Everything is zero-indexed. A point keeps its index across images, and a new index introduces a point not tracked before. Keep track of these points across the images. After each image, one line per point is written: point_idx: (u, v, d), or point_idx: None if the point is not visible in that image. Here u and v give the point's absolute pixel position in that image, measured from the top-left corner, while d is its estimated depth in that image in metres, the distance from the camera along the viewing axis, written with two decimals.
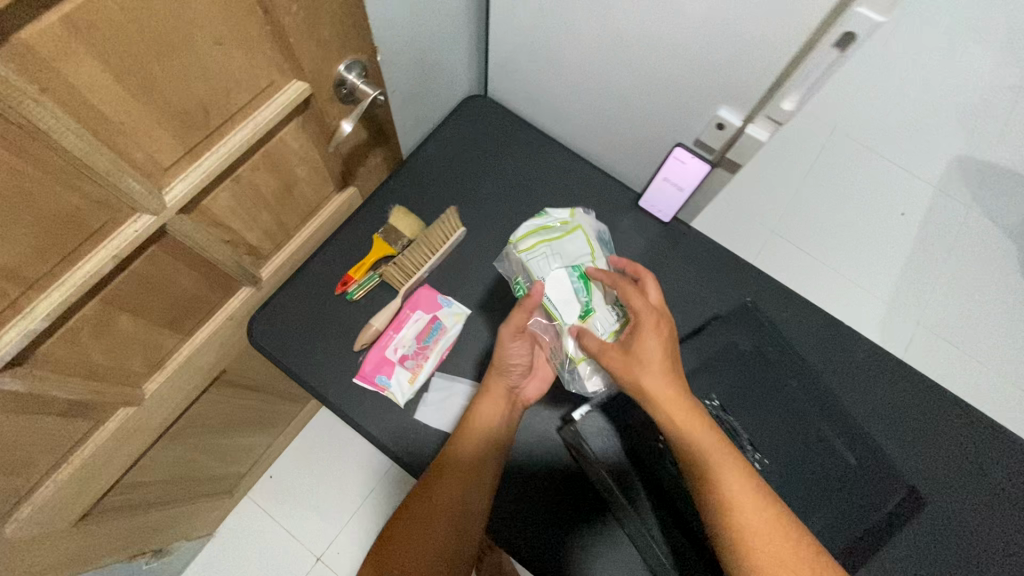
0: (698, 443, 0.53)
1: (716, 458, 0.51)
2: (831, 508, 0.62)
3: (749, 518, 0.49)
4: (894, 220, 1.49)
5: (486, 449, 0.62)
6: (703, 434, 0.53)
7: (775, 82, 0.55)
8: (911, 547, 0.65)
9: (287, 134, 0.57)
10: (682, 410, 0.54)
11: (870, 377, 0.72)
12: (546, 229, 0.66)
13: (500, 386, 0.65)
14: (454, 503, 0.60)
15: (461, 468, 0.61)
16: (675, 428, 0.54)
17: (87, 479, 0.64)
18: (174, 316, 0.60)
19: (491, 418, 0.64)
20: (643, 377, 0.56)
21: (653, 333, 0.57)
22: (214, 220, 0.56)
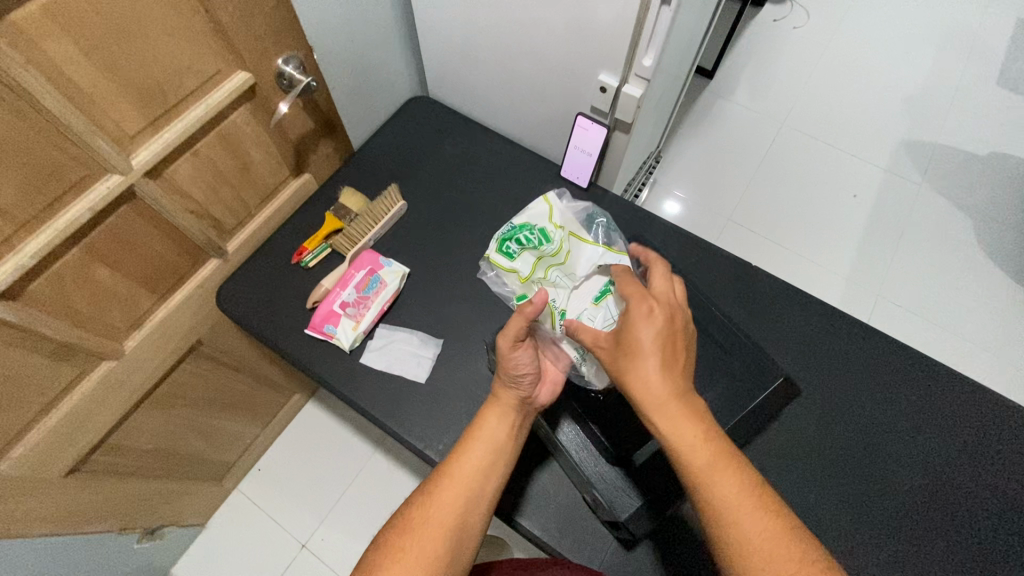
0: (693, 451, 0.52)
1: (711, 468, 0.51)
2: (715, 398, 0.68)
3: (741, 527, 0.49)
4: (847, 202, 1.56)
5: (490, 464, 0.58)
6: (696, 442, 0.52)
7: (633, 42, 0.66)
8: (834, 474, 0.67)
9: (238, 117, 0.69)
10: (674, 412, 0.53)
11: (766, 294, 0.79)
12: (546, 254, 0.74)
13: (510, 399, 0.62)
14: (455, 517, 0.54)
15: (466, 481, 0.56)
16: (668, 433, 0.53)
17: (75, 429, 0.73)
18: (147, 275, 0.71)
19: (498, 430, 0.60)
20: (638, 377, 0.55)
21: (650, 326, 0.56)
22: (178, 189, 0.68)
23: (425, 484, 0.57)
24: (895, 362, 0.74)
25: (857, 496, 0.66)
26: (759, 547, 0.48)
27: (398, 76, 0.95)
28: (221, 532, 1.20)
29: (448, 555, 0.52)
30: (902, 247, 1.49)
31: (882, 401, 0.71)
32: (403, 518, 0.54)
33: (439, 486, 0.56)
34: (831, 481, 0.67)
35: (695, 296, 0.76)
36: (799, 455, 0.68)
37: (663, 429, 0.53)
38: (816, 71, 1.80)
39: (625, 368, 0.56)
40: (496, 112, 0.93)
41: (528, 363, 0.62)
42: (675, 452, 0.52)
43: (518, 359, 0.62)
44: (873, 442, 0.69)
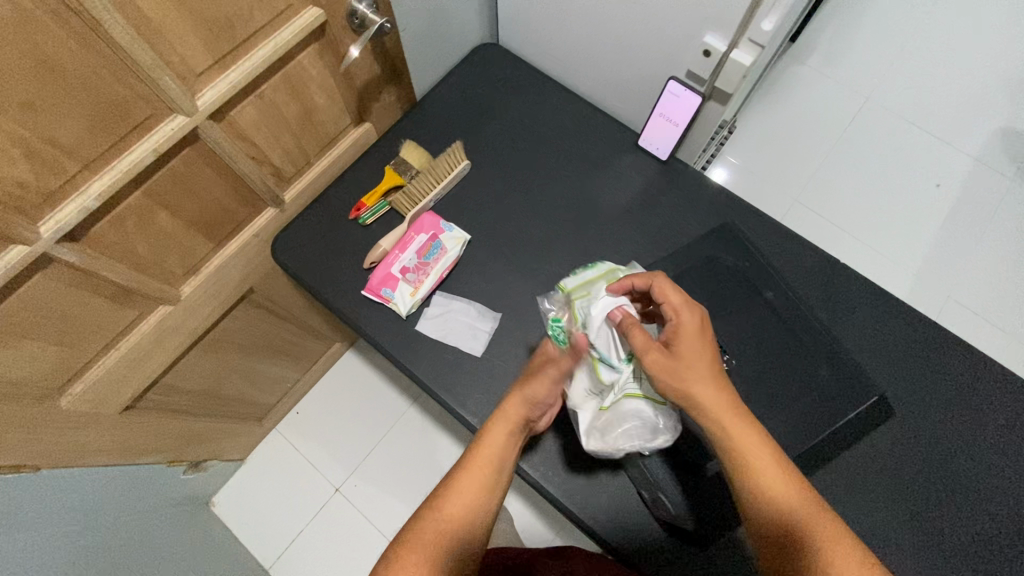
0: (755, 460, 0.49)
1: (776, 483, 0.48)
2: (793, 402, 0.63)
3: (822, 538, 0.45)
4: (929, 192, 1.44)
5: (499, 477, 0.56)
6: (765, 454, 0.50)
7: (754, 3, 0.57)
8: (898, 488, 0.63)
9: (305, 58, 0.64)
10: (735, 429, 0.51)
11: (860, 300, 0.72)
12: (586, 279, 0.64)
13: (520, 409, 0.60)
14: (466, 530, 0.52)
15: (476, 495, 0.54)
16: (731, 442, 0.51)
17: (131, 369, 0.73)
18: (206, 223, 0.68)
19: (508, 442, 0.58)
20: (692, 385, 0.52)
21: (687, 326, 0.55)
22: (241, 134, 0.63)
23: (431, 498, 0.54)
24: (991, 391, 0.67)
25: (936, 523, 0.62)
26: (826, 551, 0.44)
27: (470, 19, 0.86)
28: (259, 467, 1.24)
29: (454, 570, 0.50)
30: (981, 248, 1.38)
31: (965, 425, 0.66)
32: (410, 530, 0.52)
33: (452, 498, 0.53)
34: (909, 506, 0.63)
35: (785, 295, 0.69)
36: (873, 476, 0.64)
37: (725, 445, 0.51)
38: (915, 41, 1.62)
39: (672, 374, 0.52)
40: (574, 68, 0.85)
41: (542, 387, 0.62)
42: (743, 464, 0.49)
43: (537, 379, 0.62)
44: (959, 469, 0.64)
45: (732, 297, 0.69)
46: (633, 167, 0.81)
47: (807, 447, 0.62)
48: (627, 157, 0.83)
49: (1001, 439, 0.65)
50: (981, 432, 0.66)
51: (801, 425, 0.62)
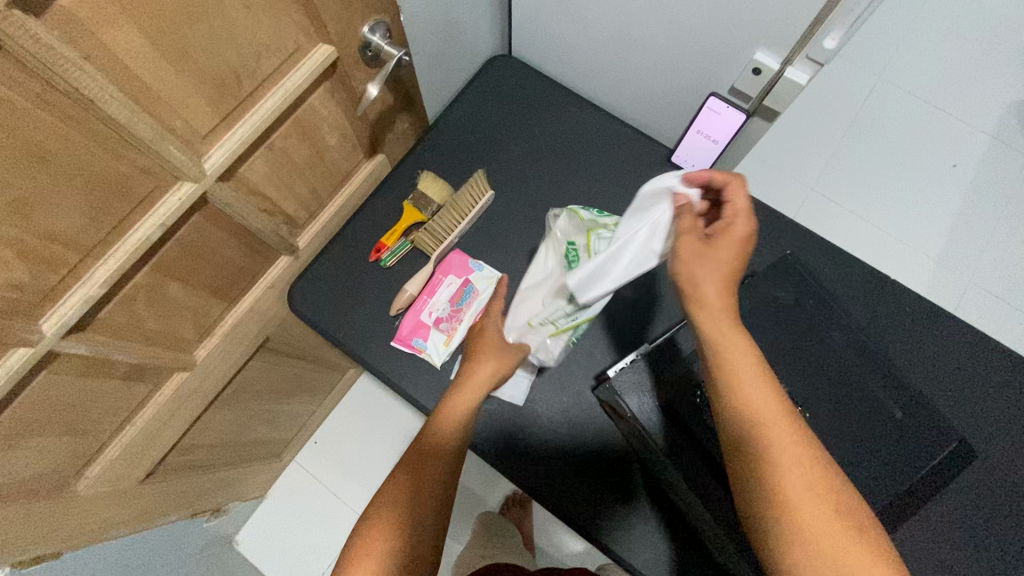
0: (749, 384, 0.46)
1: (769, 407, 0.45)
2: (883, 457, 0.55)
3: (793, 480, 0.43)
4: (946, 173, 1.40)
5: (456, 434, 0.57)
6: (761, 395, 0.45)
7: (815, 20, 0.52)
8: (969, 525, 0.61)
9: (316, 100, 0.58)
10: (734, 348, 0.46)
11: (913, 319, 0.69)
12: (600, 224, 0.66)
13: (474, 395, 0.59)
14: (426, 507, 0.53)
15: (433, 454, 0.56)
16: (727, 371, 0.46)
17: (149, 440, 0.68)
18: (219, 284, 0.62)
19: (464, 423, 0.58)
20: (701, 276, 0.48)
21: (738, 231, 0.49)
22: (251, 189, 0.57)
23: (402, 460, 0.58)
24: None
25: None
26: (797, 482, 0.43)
27: (482, 32, 0.79)
28: (280, 501, 1.20)
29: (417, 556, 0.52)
30: (1000, 229, 1.36)
31: None
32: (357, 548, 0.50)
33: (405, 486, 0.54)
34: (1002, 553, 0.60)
35: (852, 333, 0.60)
36: (957, 520, 0.61)
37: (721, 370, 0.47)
38: (926, 12, 1.55)
39: (697, 258, 0.48)
40: (597, 81, 0.79)
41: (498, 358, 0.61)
42: (733, 394, 0.46)
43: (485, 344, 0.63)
44: None
45: (794, 337, 0.60)
46: None
47: (893, 505, 0.55)
48: (660, 175, 0.78)
49: None
50: None
51: (895, 484, 0.54)
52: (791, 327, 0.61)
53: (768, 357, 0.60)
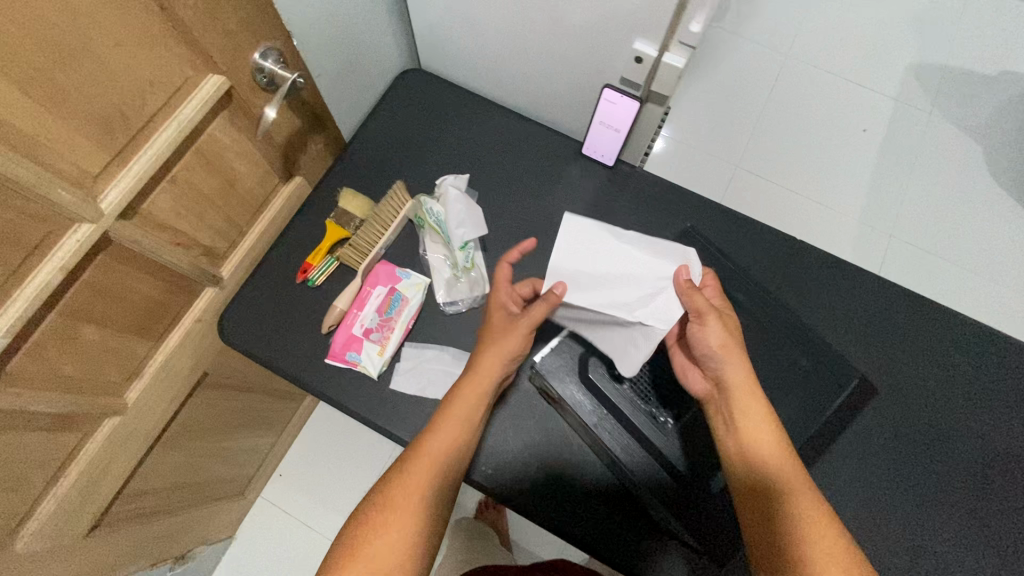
0: (760, 444, 0.56)
1: (785, 470, 0.55)
2: None
3: (800, 517, 0.51)
4: (858, 139, 1.49)
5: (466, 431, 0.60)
6: (769, 443, 0.56)
7: (678, 8, 0.55)
8: (887, 453, 0.67)
9: (215, 129, 0.58)
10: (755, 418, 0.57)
11: (823, 277, 0.75)
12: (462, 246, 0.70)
13: (475, 382, 0.62)
14: (425, 486, 0.56)
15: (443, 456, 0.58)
16: (748, 424, 0.57)
17: (88, 490, 0.66)
18: (140, 322, 0.62)
19: (471, 405, 0.61)
20: (727, 366, 0.60)
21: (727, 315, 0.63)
22: (159, 223, 0.58)
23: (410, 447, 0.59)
24: (948, 339, 0.73)
25: (944, 484, 0.66)
26: (811, 537, 0.50)
27: (386, 49, 0.81)
28: (250, 538, 1.18)
29: (419, 531, 0.54)
30: (912, 185, 1.45)
31: (934, 379, 0.71)
32: (383, 498, 0.55)
33: (412, 464, 0.56)
34: (903, 469, 0.67)
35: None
36: (862, 446, 0.68)
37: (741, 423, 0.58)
38: None
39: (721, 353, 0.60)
40: (503, 84, 0.81)
41: (506, 334, 0.64)
42: (747, 440, 0.57)
43: (495, 323, 0.66)
44: (937, 422, 0.69)
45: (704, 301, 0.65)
46: (582, 178, 0.80)
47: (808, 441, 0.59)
48: (574, 168, 0.81)
49: (963, 383, 0.71)
50: (946, 380, 0.71)
51: None
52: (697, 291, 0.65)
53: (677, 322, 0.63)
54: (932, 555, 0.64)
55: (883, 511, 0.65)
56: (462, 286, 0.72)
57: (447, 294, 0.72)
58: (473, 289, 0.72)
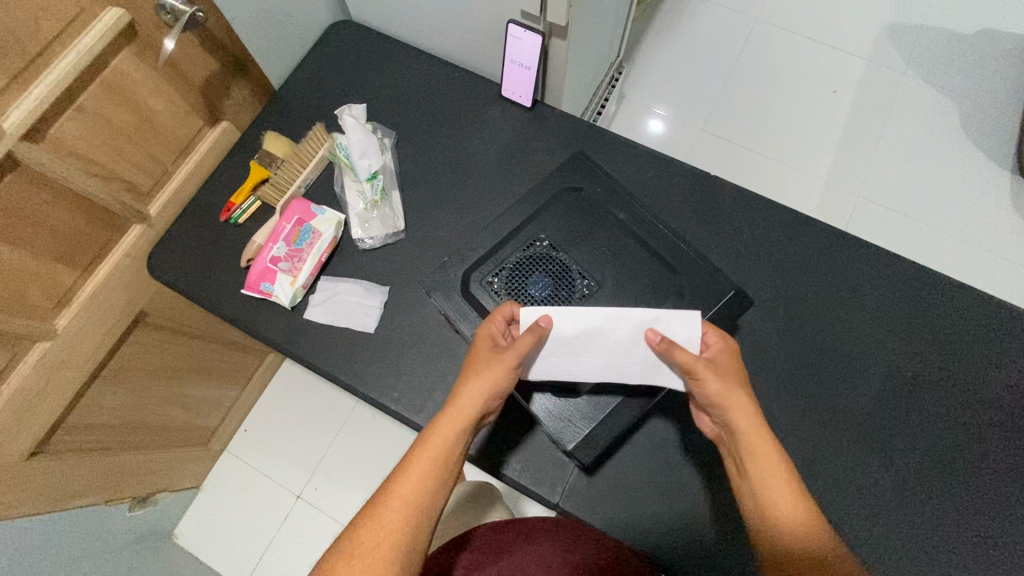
0: (774, 490, 0.53)
1: (796, 518, 0.52)
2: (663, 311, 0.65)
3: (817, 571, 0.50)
4: (826, 101, 1.47)
5: (434, 474, 0.53)
6: (783, 488, 0.53)
7: None
8: (786, 377, 0.69)
9: (122, 63, 0.62)
10: (768, 461, 0.54)
11: (729, 208, 0.76)
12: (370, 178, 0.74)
13: (454, 420, 0.55)
14: (396, 532, 0.50)
15: (409, 502, 0.51)
16: (760, 470, 0.54)
17: (24, 411, 0.69)
18: (63, 249, 0.66)
19: (446, 441, 0.54)
20: (731, 402, 0.55)
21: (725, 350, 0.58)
22: (72, 152, 0.62)
23: (374, 497, 0.52)
24: (857, 268, 0.73)
25: (845, 408, 0.68)
26: None
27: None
28: (217, 490, 1.23)
29: None
30: (884, 145, 1.42)
31: (839, 306, 0.72)
32: (352, 541, 0.50)
33: (386, 505, 0.51)
34: (798, 388, 0.68)
35: (639, 215, 0.69)
36: (759, 367, 0.69)
37: (761, 477, 0.54)
38: None
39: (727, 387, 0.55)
40: (424, 30, 0.83)
41: (491, 368, 0.56)
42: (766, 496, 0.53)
43: (478, 354, 0.59)
44: (838, 348, 0.70)
45: (590, 222, 0.69)
46: (500, 119, 0.81)
47: None
48: (494, 110, 0.82)
49: (867, 310, 0.72)
50: (852, 308, 0.72)
51: None
52: (581, 213, 0.70)
53: (558, 242, 0.68)
54: (822, 471, 0.65)
55: (774, 428, 0.67)
56: (376, 220, 0.75)
57: (360, 230, 0.75)
58: (383, 226, 0.75)
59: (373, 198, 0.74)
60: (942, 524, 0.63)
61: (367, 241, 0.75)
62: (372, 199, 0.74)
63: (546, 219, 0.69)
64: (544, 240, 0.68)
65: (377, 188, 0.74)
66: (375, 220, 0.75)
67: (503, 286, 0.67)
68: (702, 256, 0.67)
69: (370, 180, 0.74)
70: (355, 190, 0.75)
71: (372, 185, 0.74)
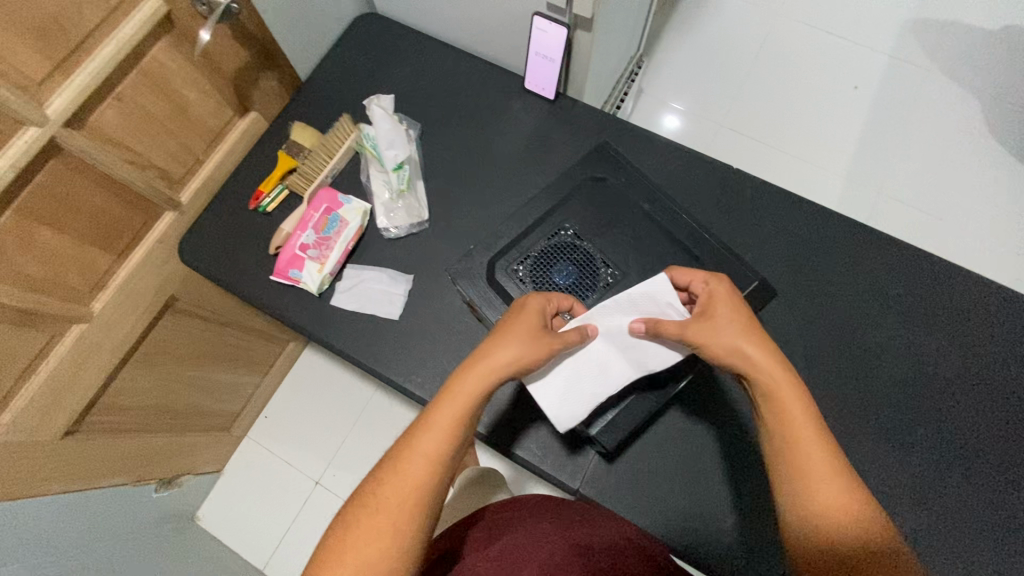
0: (792, 433, 0.49)
1: (820, 462, 0.48)
2: None
3: (837, 520, 0.46)
4: (848, 96, 1.45)
5: (456, 432, 0.51)
6: (803, 431, 0.49)
7: None
8: (808, 369, 0.69)
9: (158, 52, 0.64)
10: (784, 399, 0.50)
11: (752, 202, 0.76)
12: (398, 167, 0.75)
13: (477, 379, 0.53)
14: (418, 491, 0.49)
15: (430, 459, 0.50)
16: (774, 411, 0.51)
17: (61, 390, 0.71)
18: (100, 234, 0.68)
19: (474, 403, 0.52)
20: (732, 343, 0.53)
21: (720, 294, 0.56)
22: (110, 139, 0.64)
23: (392, 451, 0.51)
24: (880, 261, 0.73)
25: (867, 401, 0.68)
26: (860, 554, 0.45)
27: None
28: (238, 474, 1.26)
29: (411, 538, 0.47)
30: (906, 142, 1.40)
31: (862, 299, 0.72)
32: (370, 495, 0.49)
33: (404, 461, 0.50)
34: (819, 380, 0.69)
35: (662, 206, 0.70)
36: None
37: (774, 416, 0.51)
38: None
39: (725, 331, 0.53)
40: (449, 23, 0.84)
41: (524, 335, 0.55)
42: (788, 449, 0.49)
43: (516, 325, 0.57)
44: (861, 341, 0.70)
45: (614, 213, 0.70)
46: (524, 111, 0.82)
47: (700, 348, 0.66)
48: (517, 102, 0.83)
49: (890, 303, 0.72)
50: (876, 301, 0.72)
51: None
52: (605, 204, 0.70)
53: (583, 231, 0.69)
54: None
55: None
56: (402, 209, 0.76)
57: (387, 219, 0.76)
58: (409, 216, 0.76)
59: (399, 188, 0.75)
60: (962, 517, 0.63)
61: (392, 230, 0.76)
62: (398, 187, 0.75)
63: (571, 209, 0.70)
64: (568, 229, 0.69)
65: (404, 177, 0.75)
66: (401, 210, 0.76)
67: (528, 274, 0.68)
68: (726, 247, 0.68)
69: (398, 169, 0.75)
70: (382, 179, 0.76)
71: (400, 174, 0.75)
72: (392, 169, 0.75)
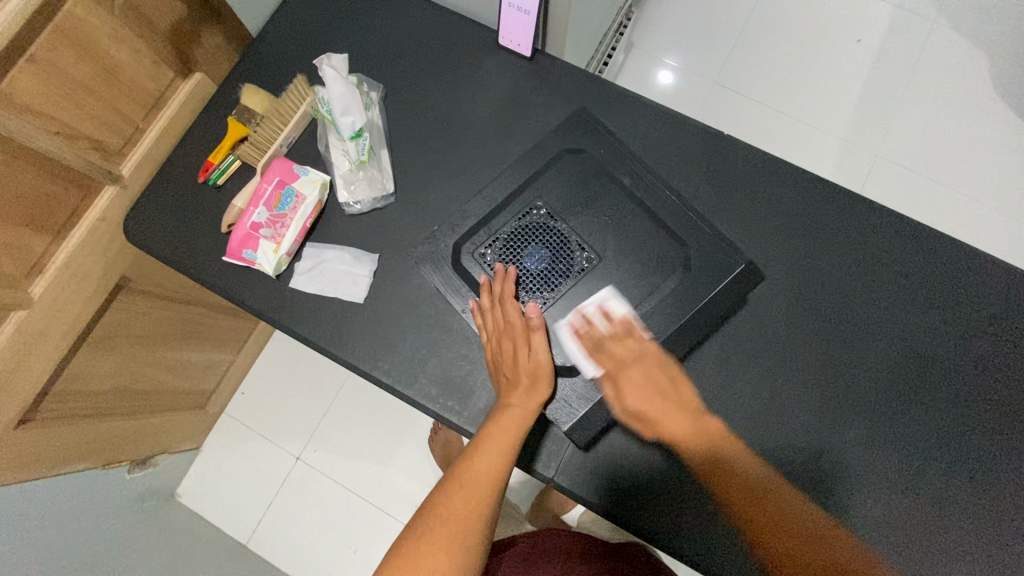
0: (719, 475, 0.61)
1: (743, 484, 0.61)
2: (668, 288, 0.64)
3: (762, 528, 0.60)
4: (848, 51, 1.37)
5: (497, 469, 0.56)
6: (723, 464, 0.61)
7: None
8: (794, 350, 0.66)
9: (76, 6, 0.56)
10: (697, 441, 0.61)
11: (741, 171, 0.71)
12: (354, 135, 0.68)
13: (512, 424, 0.58)
14: (468, 520, 0.52)
15: (475, 493, 0.54)
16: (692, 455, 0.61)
17: (5, 382, 0.66)
18: (32, 214, 0.62)
19: (507, 444, 0.57)
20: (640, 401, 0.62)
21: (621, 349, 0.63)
22: (29, 108, 0.56)
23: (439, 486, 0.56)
24: (873, 234, 0.69)
25: (855, 383, 0.65)
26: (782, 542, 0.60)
27: None
28: (217, 451, 1.24)
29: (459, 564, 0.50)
30: (906, 100, 1.33)
31: (854, 276, 0.68)
32: (420, 524, 0.52)
33: (452, 493, 0.54)
34: (806, 362, 0.66)
35: (643, 180, 0.66)
36: (766, 340, 0.66)
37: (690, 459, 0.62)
38: None
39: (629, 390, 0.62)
40: None
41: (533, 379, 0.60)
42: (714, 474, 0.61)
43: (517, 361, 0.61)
44: (850, 321, 0.67)
45: (592, 189, 0.67)
46: (497, 70, 0.75)
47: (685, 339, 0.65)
48: (491, 60, 0.75)
49: (883, 279, 0.68)
50: (870, 278, 0.68)
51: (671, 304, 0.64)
52: (583, 179, 0.67)
53: (556, 211, 0.66)
54: (823, 446, 0.64)
55: (781, 403, 0.65)
56: (362, 182, 0.70)
57: (347, 194, 0.70)
58: (371, 189, 0.70)
59: (359, 159, 0.69)
60: (946, 499, 0.62)
61: (355, 205, 0.70)
62: (358, 158, 0.69)
63: (544, 185, 0.67)
64: (540, 208, 0.66)
65: (364, 147, 0.69)
66: (362, 182, 0.70)
67: (496, 257, 0.66)
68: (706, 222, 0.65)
69: (356, 138, 0.68)
70: (338, 148, 0.70)
71: (359, 145, 0.69)
72: (349, 138, 0.68)
